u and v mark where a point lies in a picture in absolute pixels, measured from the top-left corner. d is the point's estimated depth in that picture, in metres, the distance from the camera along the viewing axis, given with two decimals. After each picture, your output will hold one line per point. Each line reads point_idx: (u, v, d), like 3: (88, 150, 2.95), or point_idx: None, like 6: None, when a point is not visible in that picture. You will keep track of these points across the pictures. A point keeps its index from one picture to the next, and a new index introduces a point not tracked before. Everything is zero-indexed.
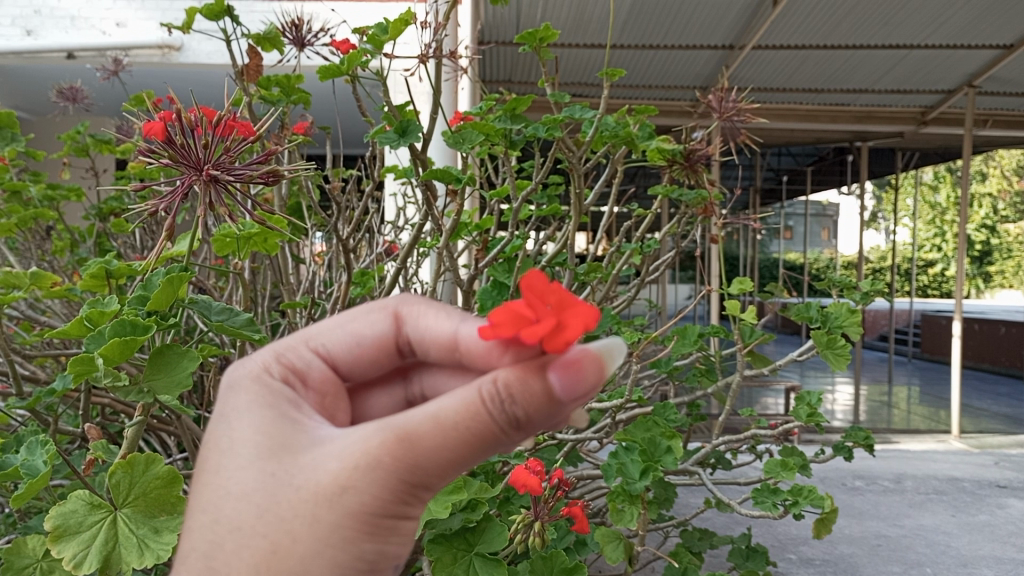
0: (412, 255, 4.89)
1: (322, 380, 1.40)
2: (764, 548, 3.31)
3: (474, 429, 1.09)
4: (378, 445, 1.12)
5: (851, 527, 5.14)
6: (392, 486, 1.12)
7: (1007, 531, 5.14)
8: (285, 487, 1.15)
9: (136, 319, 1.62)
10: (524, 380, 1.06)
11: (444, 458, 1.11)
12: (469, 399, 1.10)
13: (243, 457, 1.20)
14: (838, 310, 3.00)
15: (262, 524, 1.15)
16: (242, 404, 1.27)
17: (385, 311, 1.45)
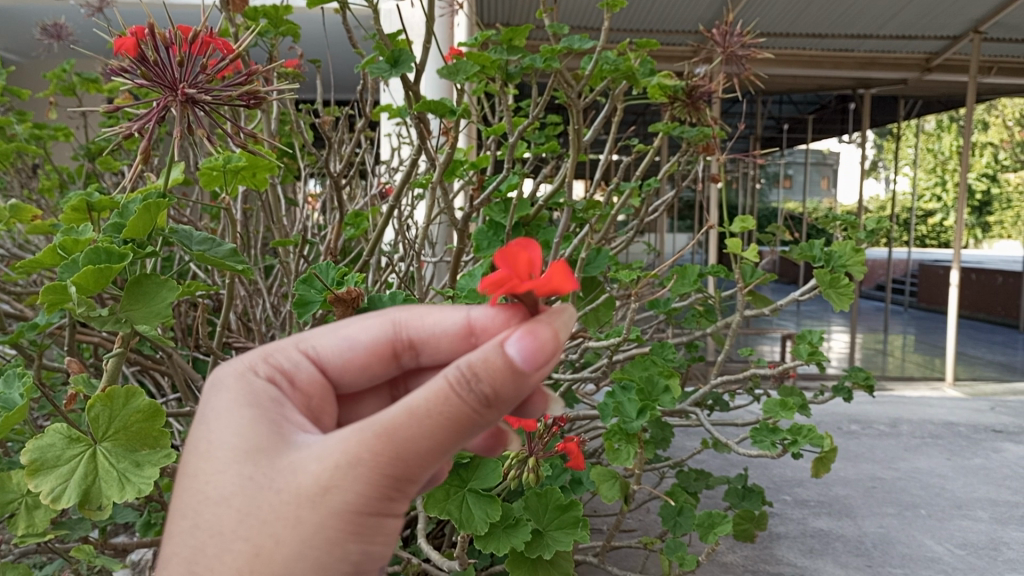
0: (406, 197, 4.80)
1: (311, 381, 1.39)
2: (759, 488, 3.28)
3: (447, 415, 1.08)
4: (358, 440, 1.09)
5: (846, 469, 5.15)
6: (375, 482, 1.09)
7: (1002, 474, 5.15)
8: (264, 491, 1.11)
9: (111, 247, 1.54)
10: (485, 356, 1.08)
11: (425, 447, 1.09)
12: (438, 384, 1.09)
13: (220, 458, 1.15)
14: (842, 248, 2.91)
15: (246, 526, 1.11)
16: (222, 405, 1.23)
17: (380, 317, 1.43)
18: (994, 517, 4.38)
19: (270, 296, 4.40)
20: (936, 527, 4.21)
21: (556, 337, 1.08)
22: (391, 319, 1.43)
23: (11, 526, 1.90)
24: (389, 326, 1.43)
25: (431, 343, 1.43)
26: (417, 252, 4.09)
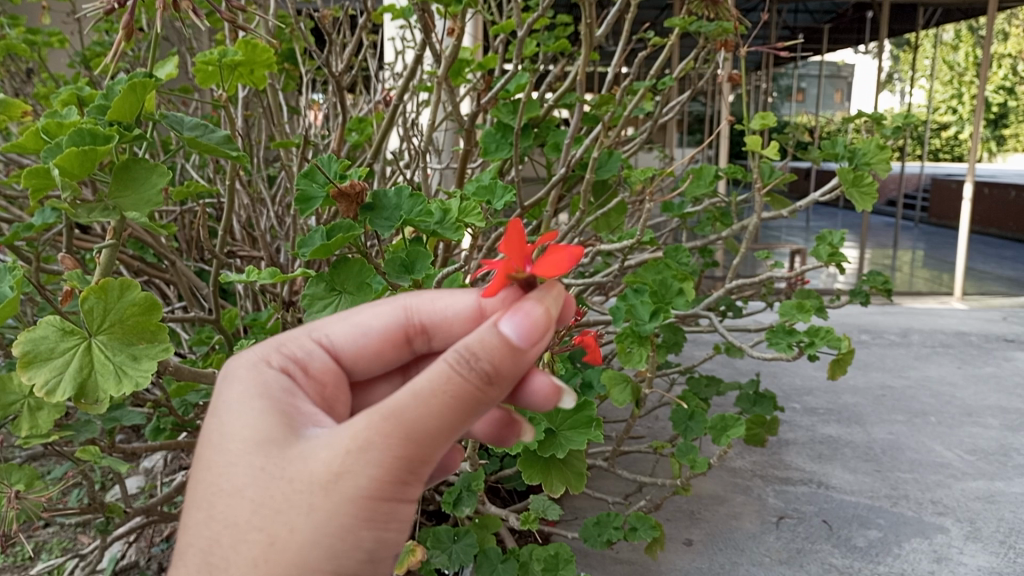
0: (411, 102, 4.65)
1: (324, 371, 1.44)
2: (771, 393, 3.24)
3: (452, 395, 1.06)
4: (365, 425, 1.07)
5: (855, 378, 5.14)
6: (384, 467, 1.06)
7: (1013, 382, 5.12)
8: (276, 480, 1.09)
9: (95, 128, 1.45)
10: (480, 337, 1.08)
11: (432, 427, 1.06)
12: (439, 366, 1.08)
13: (232, 449, 1.14)
14: (866, 145, 2.80)
15: (260, 516, 1.08)
16: (233, 396, 1.24)
17: (389, 302, 1.50)
18: (1003, 424, 4.37)
19: (274, 205, 4.31)
20: (945, 434, 4.20)
21: (547, 314, 1.09)
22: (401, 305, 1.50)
23: (16, 427, 1.88)
24: (400, 312, 1.51)
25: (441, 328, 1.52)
26: (422, 157, 3.98)
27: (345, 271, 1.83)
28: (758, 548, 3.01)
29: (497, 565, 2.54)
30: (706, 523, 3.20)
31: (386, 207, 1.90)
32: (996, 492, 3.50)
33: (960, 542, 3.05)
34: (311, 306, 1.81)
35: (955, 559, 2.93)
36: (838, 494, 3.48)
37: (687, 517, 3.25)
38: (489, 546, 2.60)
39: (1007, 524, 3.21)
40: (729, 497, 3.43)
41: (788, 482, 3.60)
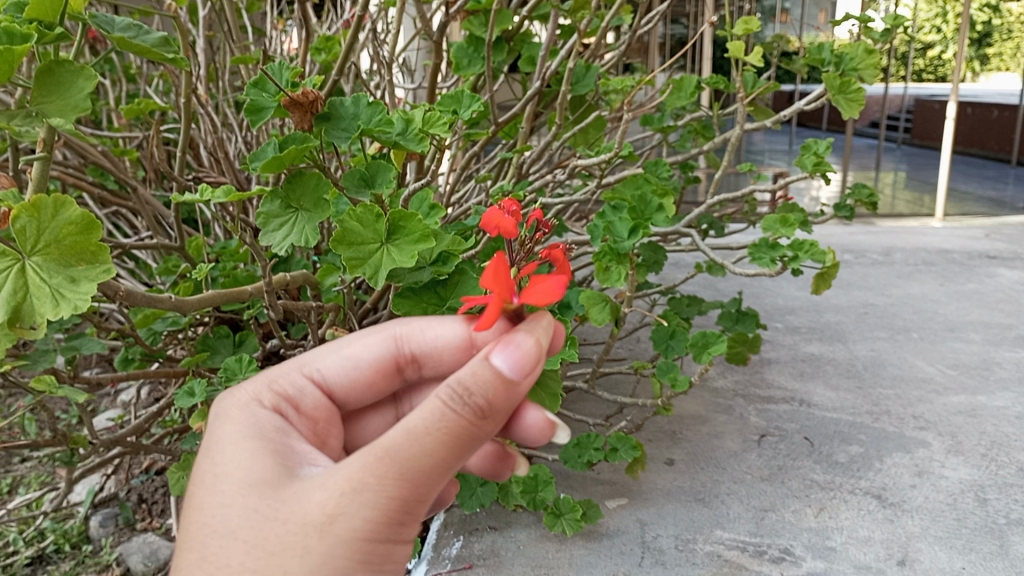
0: (379, 17, 4.43)
1: (316, 407, 1.57)
2: (753, 311, 3.17)
3: (445, 432, 1.17)
4: (357, 468, 1.17)
5: (838, 297, 5.10)
6: (378, 508, 1.16)
7: (996, 297, 5.10)
8: (272, 521, 1.19)
9: (11, 26, 1.32)
10: (475, 372, 1.18)
11: (424, 466, 1.17)
12: (432, 403, 1.18)
13: (227, 491, 1.25)
14: (854, 50, 2.67)
15: (253, 557, 1.17)
16: (227, 437, 1.36)
17: (379, 334, 1.61)
18: (986, 340, 4.35)
19: (240, 128, 4.14)
20: (927, 350, 4.18)
21: (537, 346, 1.19)
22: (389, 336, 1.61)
23: None
24: (388, 342, 1.61)
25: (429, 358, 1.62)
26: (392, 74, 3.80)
27: (301, 185, 1.73)
28: (740, 467, 2.98)
29: (474, 489, 2.47)
30: (688, 443, 3.16)
31: (343, 116, 1.80)
32: (978, 407, 3.48)
33: (942, 456, 3.04)
34: (266, 225, 1.70)
35: (937, 473, 2.91)
36: (821, 412, 3.45)
37: (669, 437, 3.21)
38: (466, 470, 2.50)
39: (989, 438, 3.20)
40: (711, 417, 3.40)
41: (770, 401, 3.57)
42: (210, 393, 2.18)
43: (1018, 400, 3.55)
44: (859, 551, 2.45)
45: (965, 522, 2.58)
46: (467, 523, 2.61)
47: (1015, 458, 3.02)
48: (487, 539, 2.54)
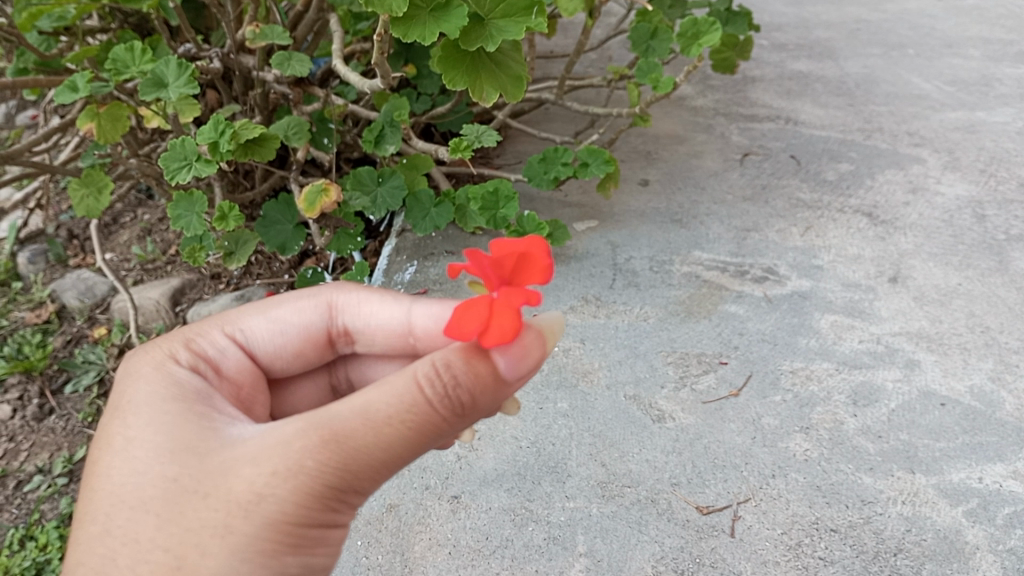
0: None
1: (240, 369, 1.19)
2: (746, 9, 2.74)
3: (412, 424, 0.90)
4: (302, 445, 0.89)
5: (828, 13, 4.61)
6: (322, 492, 0.88)
7: (997, 14, 4.65)
8: (191, 496, 0.89)
9: None
10: (468, 361, 0.92)
11: (377, 459, 0.90)
12: (402, 389, 0.91)
13: (140, 458, 0.94)
14: None
15: (172, 529, 0.88)
16: (142, 392, 1.03)
17: (314, 299, 1.25)
18: (986, 56, 3.99)
19: None
20: (924, 67, 3.81)
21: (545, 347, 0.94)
22: (328, 302, 1.26)
23: None
24: (326, 309, 1.26)
25: (366, 332, 1.27)
26: None
27: None
28: (721, 187, 2.71)
29: (429, 211, 2.19)
30: (664, 163, 2.87)
31: None
32: (977, 123, 3.20)
33: (937, 173, 2.80)
34: None
35: (932, 190, 2.68)
36: (808, 130, 3.15)
37: (644, 157, 2.91)
38: (420, 190, 2.21)
39: (987, 154, 2.95)
40: (690, 136, 3.08)
41: (754, 120, 3.24)
42: (98, 90, 1.79)
43: (1018, 117, 3.28)
44: (849, 269, 2.25)
45: (961, 239, 2.38)
46: (421, 247, 2.33)
47: (1016, 176, 2.80)
48: (444, 265, 2.26)
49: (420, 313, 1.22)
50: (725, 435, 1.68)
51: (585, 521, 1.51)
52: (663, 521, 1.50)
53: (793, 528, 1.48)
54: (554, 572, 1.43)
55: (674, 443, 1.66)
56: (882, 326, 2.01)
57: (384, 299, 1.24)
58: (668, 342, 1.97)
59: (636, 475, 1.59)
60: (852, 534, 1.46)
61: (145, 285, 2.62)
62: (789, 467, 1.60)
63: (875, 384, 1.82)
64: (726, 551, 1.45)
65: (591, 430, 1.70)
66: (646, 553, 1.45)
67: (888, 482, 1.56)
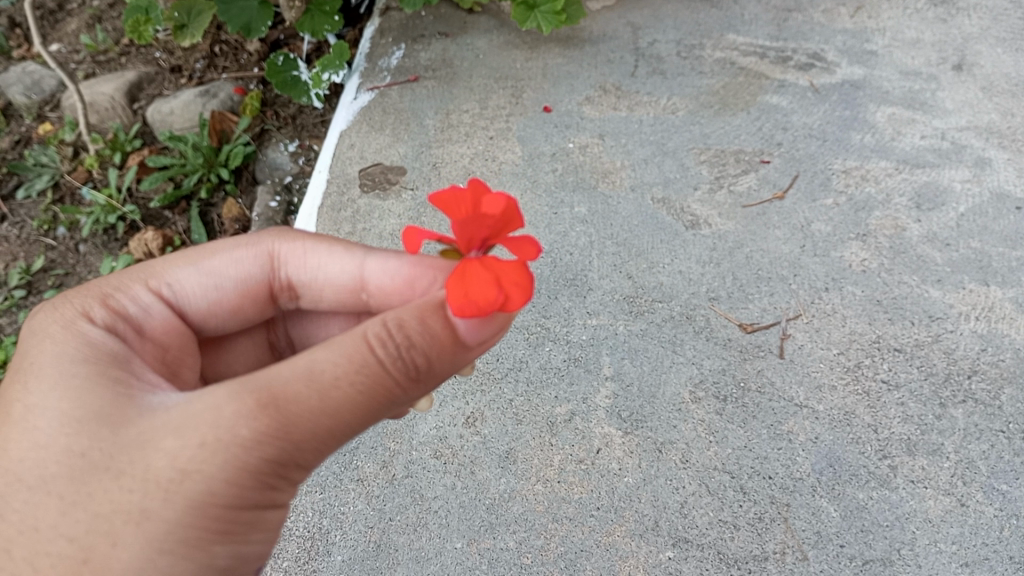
0: None
1: (166, 326, 0.80)
2: None
3: (358, 392, 0.62)
4: (235, 411, 0.60)
5: None
6: (260, 467, 0.60)
7: None
8: (102, 473, 0.60)
9: None
10: (421, 320, 0.65)
11: (322, 431, 0.62)
12: (346, 350, 0.63)
13: (40, 427, 0.63)
14: None
15: (77, 514, 0.60)
16: (46, 354, 0.68)
17: (254, 249, 0.86)
18: None
19: None
20: None
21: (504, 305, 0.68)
22: (268, 252, 0.86)
23: None
24: (265, 260, 0.87)
25: (315, 288, 0.88)
26: None
27: None
28: None
29: None
30: None
31: None
32: None
33: None
34: None
35: None
36: None
37: None
38: None
39: None
40: None
41: None
42: None
43: None
44: (906, 55, 1.94)
45: None
46: (410, 27, 1.98)
47: None
48: (436, 48, 1.93)
49: (375, 266, 0.85)
50: (770, 243, 1.45)
51: (611, 340, 1.29)
52: (701, 341, 1.28)
53: (850, 348, 1.27)
54: (577, 398, 1.22)
55: (711, 252, 1.43)
56: (946, 120, 1.73)
57: (334, 249, 0.86)
58: (701, 139, 1.69)
59: (668, 288, 1.37)
60: (919, 354, 1.26)
61: (96, 78, 2.26)
62: (844, 280, 1.38)
63: (942, 186, 1.57)
64: (774, 374, 1.24)
65: (615, 238, 1.46)
66: (682, 377, 1.23)
67: (959, 296, 1.35)
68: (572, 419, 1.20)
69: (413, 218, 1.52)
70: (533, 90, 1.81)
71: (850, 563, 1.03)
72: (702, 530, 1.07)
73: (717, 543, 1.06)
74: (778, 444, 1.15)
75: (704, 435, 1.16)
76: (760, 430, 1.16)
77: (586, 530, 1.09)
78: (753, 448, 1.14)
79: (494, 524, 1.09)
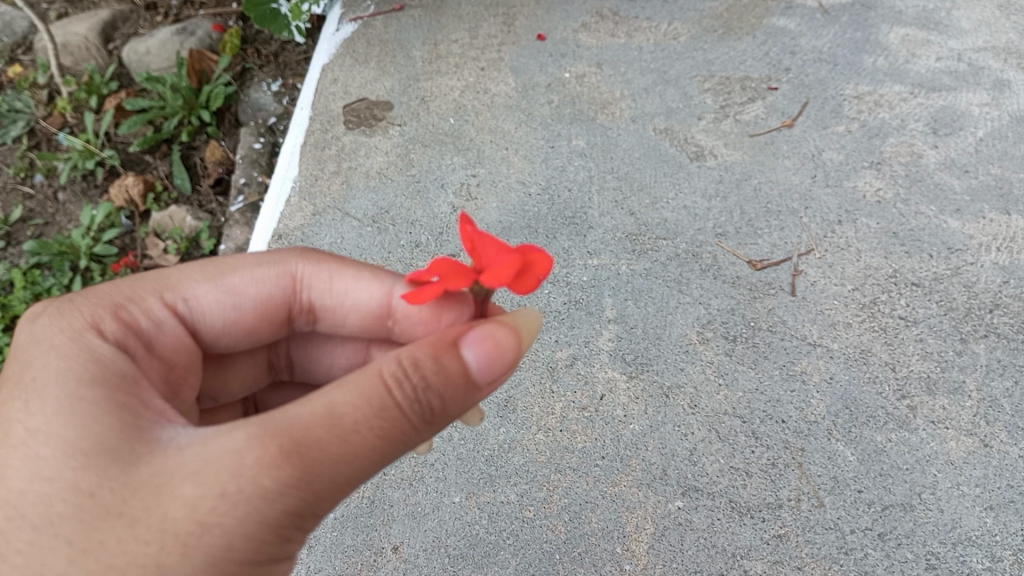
0: None
1: (177, 344, 0.71)
2: None
3: (381, 442, 0.56)
4: (257, 459, 0.53)
5: None
6: (281, 520, 0.54)
7: None
8: (115, 517, 0.52)
9: None
10: (438, 362, 0.58)
11: (343, 483, 0.55)
12: (370, 393, 0.55)
13: (43, 459, 0.54)
14: None
15: (87, 564, 0.51)
16: (50, 371, 0.59)
17: (274, 265, 0.77)
18: None
19: None
20: None
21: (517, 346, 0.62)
22: (290, 273, 0.78)
23: None
24: (286, 278, 0.78)
25: (337, 311, 0.80)
26: None
27: None
28: None
29: None
30: None
31: None
32: None
33: None
34: None
35: None
36: None
37: None
38: None
39: None
40: None
41: None
42: None
43: None
44: None
45: None
46: None
47: None
48: None
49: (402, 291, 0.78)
50: (779, 174, 1.37)
51: (613, 280, 1.22)
52: (708, 280, 1.21)
53: (865, 284, 1.21)
54: (579, 343, 1.16)
55: (716, 185, 1.35)
56: (963, 40, 1.63)
57: (361, 274, 0.79)
58: (704, 65, 1.59)
59: (673, 224, 1.29)
60: (938, 289, 1.20)
61: (68, 17, 2.13)
62: (858, 212, 1.31)
63: (959, 110, 1.48)
64: (786, 312, 1.17)
65: (615, 173, 1.38)
66: (689, 317, 1.17)
67: (979, 226, 1.28)
68: (574, 365, 1.14)
69: (401, 155, 1.44)
70: (525, 17, 1.71)
71: (869, 508, 0.98)
72: (713, 478, 1.02)
73: (728, 491, 1.01)
74: (792, 386, 1.09)
75: (714, 378, 1.10)
76: (772, 371, 1.11)
77: (591, 481, 1.03)
78: (764, 391, 1.09)
79: (494, 476, 1.04)
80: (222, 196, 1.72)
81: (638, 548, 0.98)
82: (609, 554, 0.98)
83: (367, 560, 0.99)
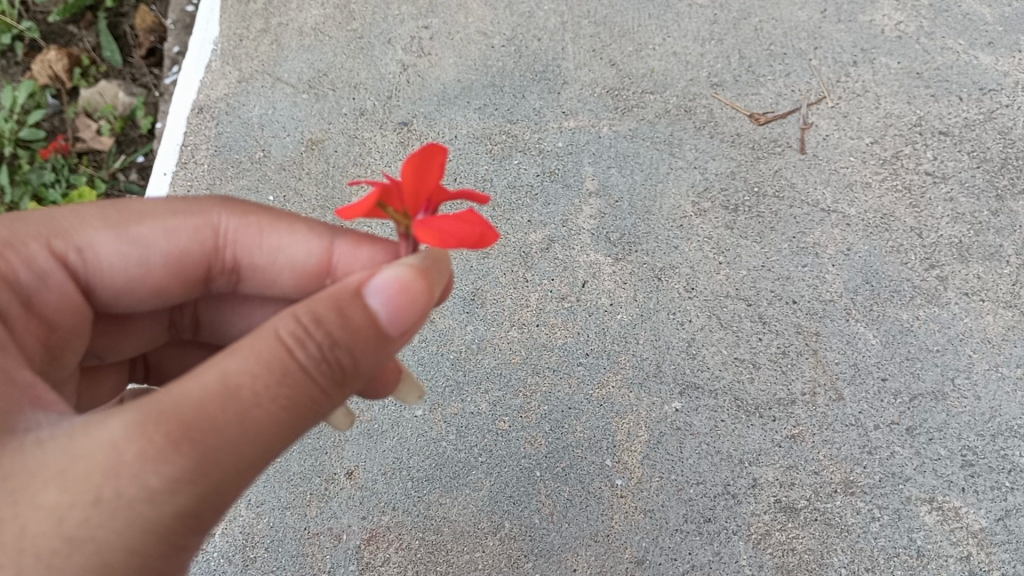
0: None
1: (64, 301, 0.55)
2: None
3: (289, 412, 0.42)
4: (137, 453, 0.38)
5: None
6: (172, 526, 0.40)
7: None
8: None
9: None
10: (345, 309, 0.43)
11: (249, 468, 0.41)
12: (264, 354, 0.41)
13: None
14: None
15: None
16: None
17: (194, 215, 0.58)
18: None
19: None
20: None
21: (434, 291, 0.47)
22: (212, 226, 0.59)
23: None
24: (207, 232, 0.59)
25: (268, 272, 0.61)
26: None
27: None
28: None
29: None
30: None
31: None
32: None
33: None
34: None
35: None
36: None
37: None
38: None
39: None
40: None
41: None
42: None
43: None
44: None
45: None
46: None
47: None
48: None
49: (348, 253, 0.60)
50: (784, 9, 1.12)
51: (594, 146, 1.04)
52: (704, 139, 1.03)
53: (886, 135, 1.01)
54: (555, 222, 0.99)
55: (710, 28, 1.12)
56: None
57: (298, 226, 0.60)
58: None
59: (662, 73, 1.09)
60: (970, 138, 1.00)
61: None
62: (876, 50, 1.07)
63: None
64: (795, 174, 1.00)
65: (590, 16, 1.15)
66: (682, 185, 1.00)
67: (1016, 61, 1.04)
68: (551, 249, 0.97)
69: (341, 7, 1.21)
70: None
71: (895, 400, 0.85)
72: (713, 373, 0.88)
73: (733, 388, 0.87)
74: (803, 262, 0.94)
75: (713, 255, 0.95)
76: (780, 245, 0.95)
77: (574, 383, 0.90)
78: (772, 268, 0.94)
79: (462, 384, 0.90)
80: (157, 68, 1.39)
81: (631, 460, 0.86)
82: (598, 469, 0.86)
83: (318, 489, 0.87)
